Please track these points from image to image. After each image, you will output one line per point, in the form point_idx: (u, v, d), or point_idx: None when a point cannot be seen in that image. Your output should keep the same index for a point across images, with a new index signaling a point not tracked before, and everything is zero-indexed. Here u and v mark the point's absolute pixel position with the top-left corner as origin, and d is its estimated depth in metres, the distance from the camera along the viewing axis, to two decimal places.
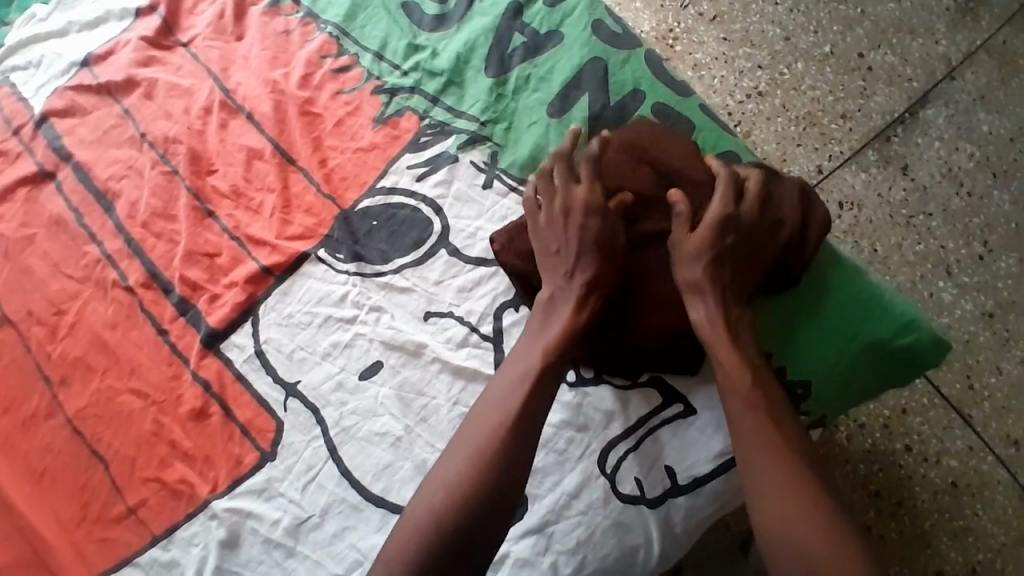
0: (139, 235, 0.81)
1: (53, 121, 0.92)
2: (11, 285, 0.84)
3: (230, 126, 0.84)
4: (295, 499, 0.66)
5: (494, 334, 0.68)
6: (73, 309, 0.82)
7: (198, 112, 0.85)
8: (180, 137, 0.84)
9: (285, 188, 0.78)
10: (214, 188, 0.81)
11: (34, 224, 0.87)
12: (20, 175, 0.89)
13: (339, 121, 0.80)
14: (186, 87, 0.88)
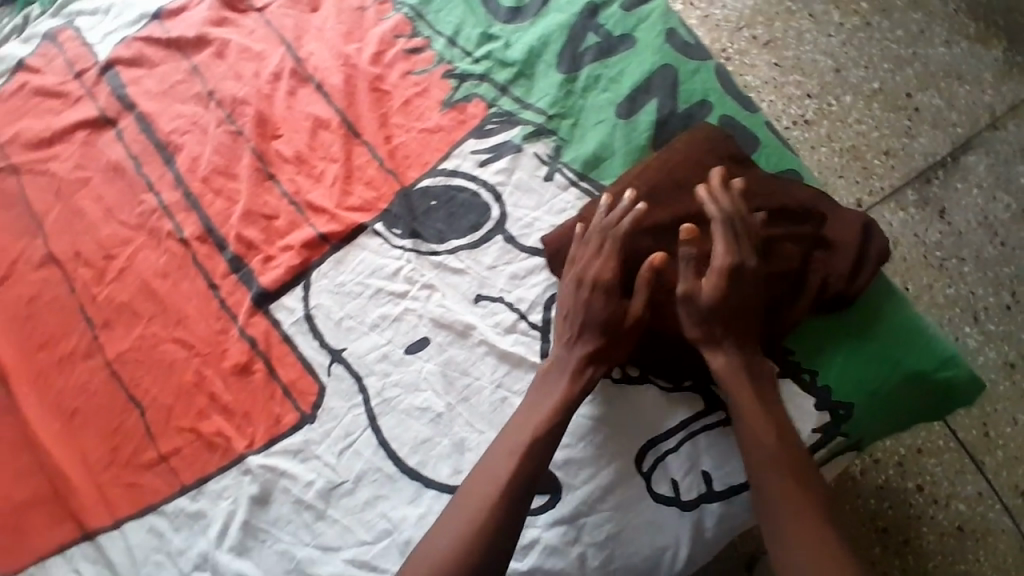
0: (199, 190, 0.83)
1: (119, 69, 0.93)
2: (61, 225, 0.85)
3: (298, 95, 0.85)
4: (330, 464, 0.67)
5: (543, 323, 0.69)
6: (123, 255, 0.83)
7: (268, 77, 0.87)
8: (248, 100, 0.86)
9: (348, 159, 0.79)
10: (279, 151, 0.82)
11: (90, 168, 0.88)
12: (81, 118, 0.91)
13: (407, 100, 0.82)
14: (258, 52, 0.90)
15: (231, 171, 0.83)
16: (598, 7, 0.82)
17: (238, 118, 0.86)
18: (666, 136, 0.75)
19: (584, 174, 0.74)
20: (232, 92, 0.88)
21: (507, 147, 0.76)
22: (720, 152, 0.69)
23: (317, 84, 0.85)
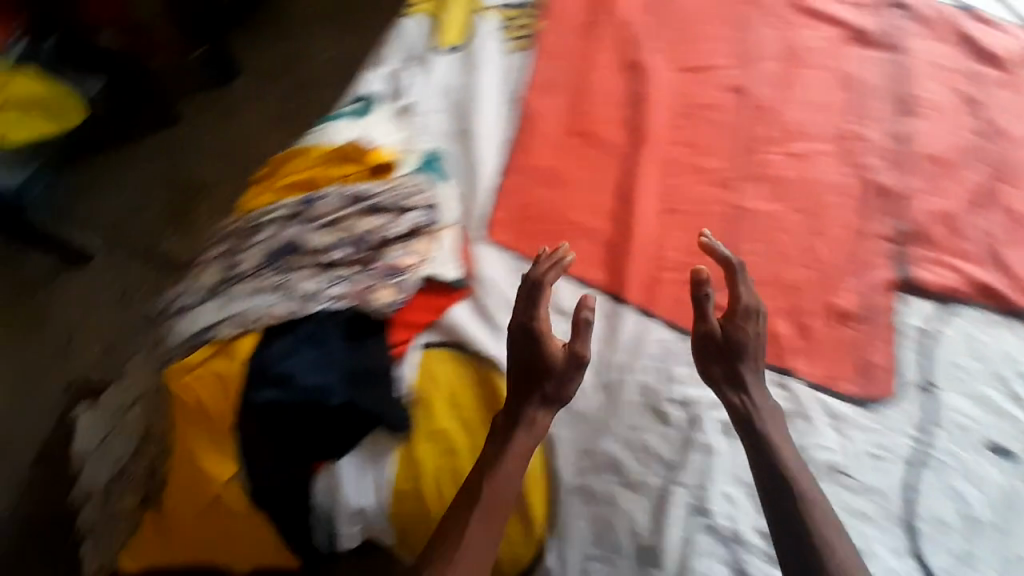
0: (652, 198, 1.02)
1: (620, 70, 1.12)
2: (526, 164, 1.08)
3: (772, 169, 1.02)
4: (687, 476, 0.88)
5: (892, 461, 0.86)
6: (568, 213, 1.04)
7: (769, 152, 1.03)
8: (724, 153, 1.04)
9: (784, 237, 0.98)
10: (706, 164, 1.04)
11: (559, 129, 1.09)
12: (568, 90, 1.12)
13: (899, 240, 0.97)
14: (762, 124, 1.06)
15: (660, 157, 1.04)
16: None
17: (677, 119, 1.07)
18: None
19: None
20: (680, 96, 1.09)
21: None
22: None
23: (754, 124, 1.06)
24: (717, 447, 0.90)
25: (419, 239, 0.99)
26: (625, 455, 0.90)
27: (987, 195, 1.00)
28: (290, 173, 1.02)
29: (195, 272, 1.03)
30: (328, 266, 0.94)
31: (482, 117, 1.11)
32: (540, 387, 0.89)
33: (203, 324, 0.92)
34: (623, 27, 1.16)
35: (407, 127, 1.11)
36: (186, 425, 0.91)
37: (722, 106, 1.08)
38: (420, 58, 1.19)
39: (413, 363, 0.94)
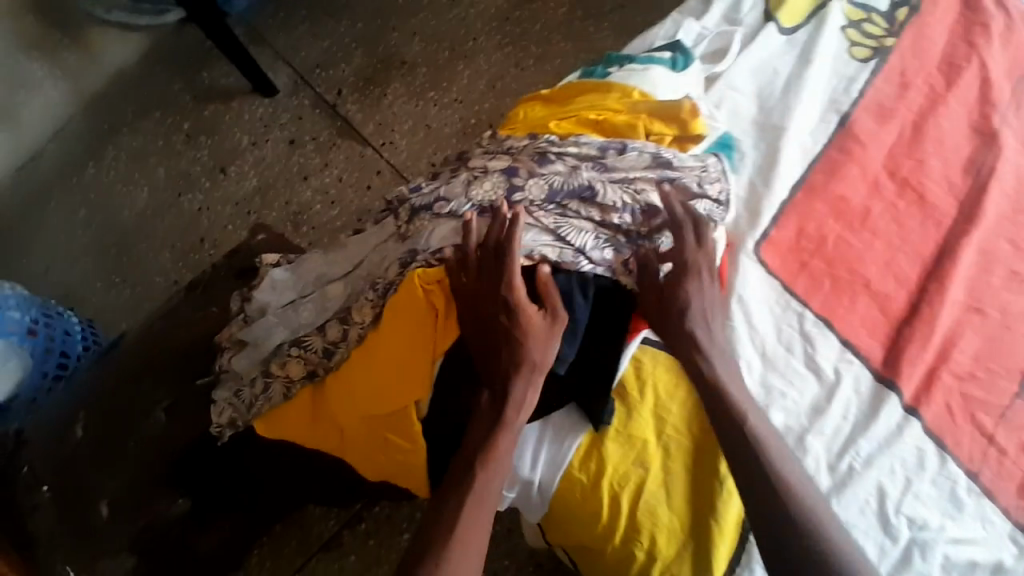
0: (957, 287, 0.89)
1: (961, 131, 0.99)
2: (830, 190, 0.94)
3: None
4: None
5: None
6: (859, 263, 0.91)
7: None
8: None
9: None
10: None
11: (877, 166, 0.95)
12: (899, 128, 0.98)
13: None
14: None
15: (980, 246, 0.92)
16: None
17: (1009, 215, 0.95)
18: None
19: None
20: (1017, 191, 0.97)
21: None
22: None
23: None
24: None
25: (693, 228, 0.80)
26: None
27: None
28: (592, 105, 0.90)
29: (441, 170, 0.89)
30: (602, 224, 0.80)
31: (795, 120, 0.97)
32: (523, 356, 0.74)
33: (455, 232, 0.79)
34: (984, 85, 1.01)
35: (710, 96, 0.98)
36: (389, 325, 0.79)
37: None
38: (742, 27, 1.04)
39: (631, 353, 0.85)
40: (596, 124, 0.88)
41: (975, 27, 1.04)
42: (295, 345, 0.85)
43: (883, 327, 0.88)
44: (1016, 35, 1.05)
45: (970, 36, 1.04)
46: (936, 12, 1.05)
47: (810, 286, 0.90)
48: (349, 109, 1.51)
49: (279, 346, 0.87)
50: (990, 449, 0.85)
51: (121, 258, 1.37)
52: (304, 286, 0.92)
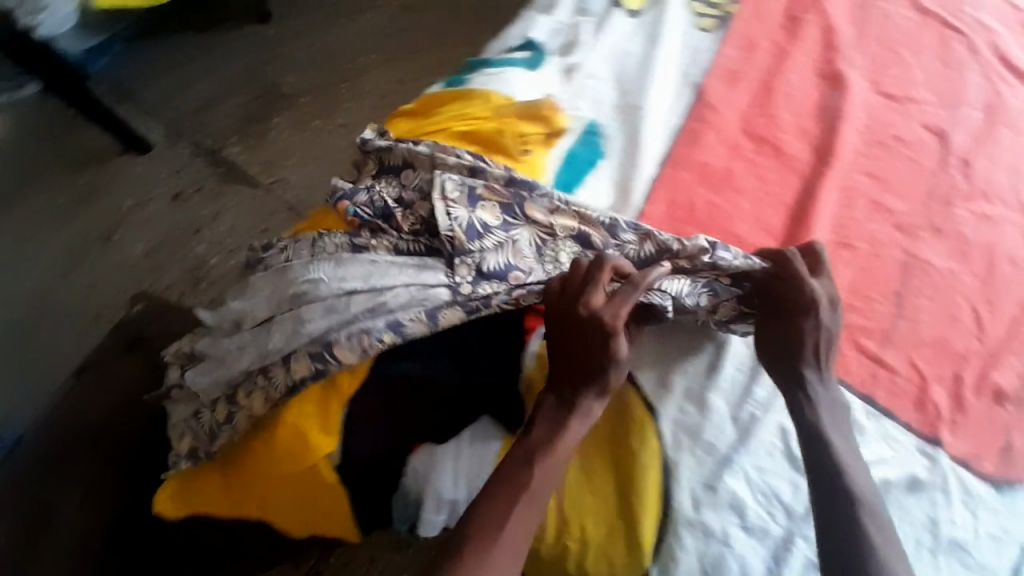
0: (821, 227, 0.94)
1: (808, 79, 1.02)
2: (688, 159, 0.99)
3: (952, 225, 0.94)
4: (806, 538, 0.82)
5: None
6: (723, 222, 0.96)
7: (952, 207, 0.95)
8: (905, 197, 0.95)
9: (950, 303, 0.91)
10: (890, 203, 0.95)
11: (729, 127, 1.00)
12: (749, 88, 1.02)
13: None
14: (950, 175, 0.97)
15: (840, 185, 0.96)
16: None
17: (864, 148, 0.98)
18: None
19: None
20: (871, 124, 1.00)
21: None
22: None
23: (946, 172, 0.97)
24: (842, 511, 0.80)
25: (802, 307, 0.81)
26: (748, 496, 0.83)
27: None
28: (456, 116, 0.87)
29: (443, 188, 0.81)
30: (692, 271, 0.81)
31: (653, 100, 1.01)
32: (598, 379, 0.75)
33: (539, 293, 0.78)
34: (826, 31, 1.05)
35: (569, 89, 1.00)
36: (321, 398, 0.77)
37: (915, 144, 0.99)
38: (591, 17, 1.06)
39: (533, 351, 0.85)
40: (464, 136, 0.85)
41: None
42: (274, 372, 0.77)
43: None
44: None
45: None
46: None
47: None
48: (233, 153, 1.47)
49: (258, 368, 0.79)
50: (880, 372, 0.87)
51: (14, 347, 1.30)
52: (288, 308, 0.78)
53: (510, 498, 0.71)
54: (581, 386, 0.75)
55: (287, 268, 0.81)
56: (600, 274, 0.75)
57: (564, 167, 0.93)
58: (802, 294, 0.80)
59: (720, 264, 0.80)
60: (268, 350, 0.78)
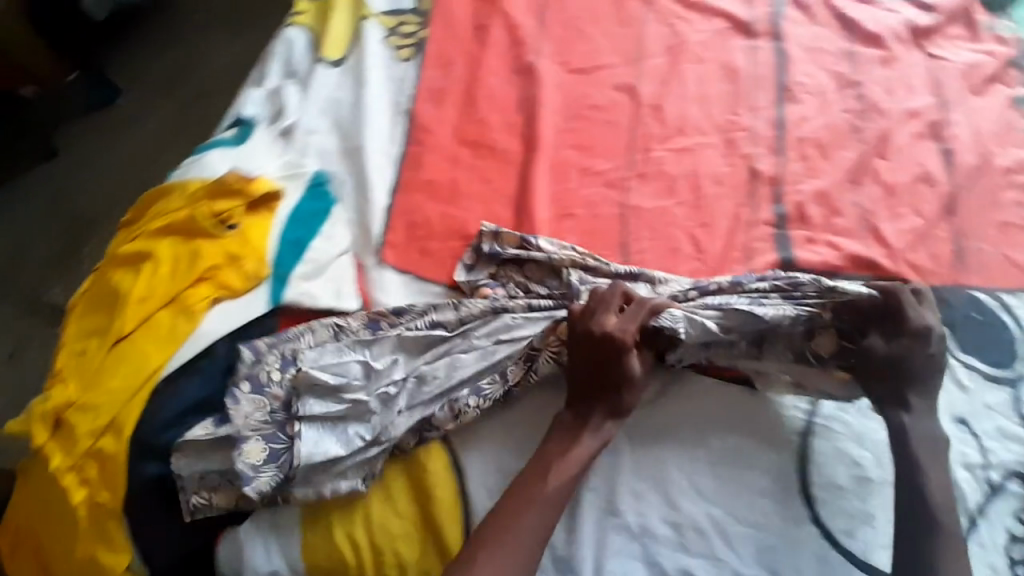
0: (541, 204, 1.03)
1: (505, 75, 1.12)
2: (415, 178, 1.06)
3: (654, 166, 1.04)
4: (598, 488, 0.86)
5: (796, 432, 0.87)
6: (455, 224, 1.03)
7: (651, 150, 1.05)
8: (609, 155, 1.05)
9: (667, 234, 0.99)
10: (597, 166, 1.05)
11: (445, 138, 1.08)
12: (455, 99, 1.11)
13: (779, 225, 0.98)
14: (645, 121, 1.06)
15: (552, 163, 1.06)
16: None
17: (565, 124, 1.08)
18: None
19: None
20: (568, 100, 1.09)
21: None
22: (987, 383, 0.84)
23: (641, 121, 1.06)
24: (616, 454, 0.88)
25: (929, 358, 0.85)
26: None
27: (862, 173, 1.01)
28: (162, 211, 0.94)
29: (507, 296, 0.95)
30: (766, 291, 0.89)
31: (370, 135, 1.08)
32: (620, 400, 0.85)
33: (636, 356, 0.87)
34: (512, 29, 1.14)
35: (289, 149, 1.08)
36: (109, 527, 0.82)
37: (609, 106, 1.08)
38: (297, 76, 1.14)
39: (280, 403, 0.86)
40: (166, 230, 0.92)
41: None
42: (300, 495, 0.82)
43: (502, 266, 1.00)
44: None
45: None
46: None
47: (438, 264, 1.01)
48: (53, 293, 1.51)
49: (276, 421, 0.83)
50: None
51: None
52: (374, 397, 0.84)
53: (530, 516, 0.78)
54: (619, 407, 0.85)
55: (293, 363, 0.86)
56: (615, 298, 0.87)
57: (290, 223, 0.98)
58: (883, 332, 0.86)
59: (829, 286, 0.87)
60: (314, 450, 0.80)
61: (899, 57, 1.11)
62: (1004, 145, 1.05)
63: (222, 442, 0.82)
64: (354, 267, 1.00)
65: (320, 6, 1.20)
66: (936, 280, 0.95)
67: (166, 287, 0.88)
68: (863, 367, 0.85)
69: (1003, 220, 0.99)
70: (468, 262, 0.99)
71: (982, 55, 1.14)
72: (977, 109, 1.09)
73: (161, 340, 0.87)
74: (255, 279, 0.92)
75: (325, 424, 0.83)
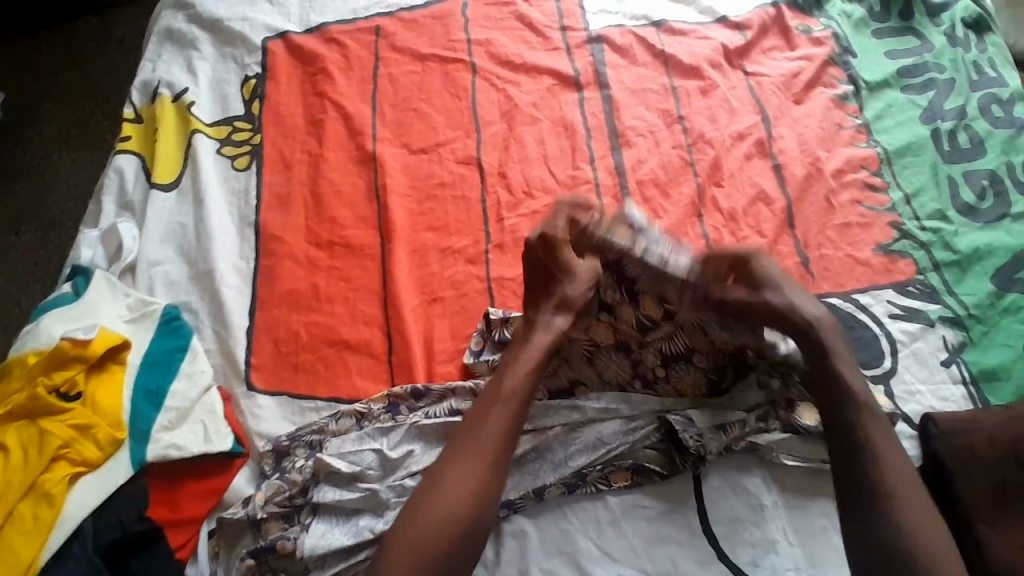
0: (406, 292, 1.02)
1: (348, 167, 1.10)
2: (271, 291, 1.02)
3: (510, 232, 1.05)
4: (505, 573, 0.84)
5: (693, 478, 0.90)
6: (324, 331, 1.00)
7: (503, 217, 1.06)
8: (464, 230, 1.06)
9: None
10: (454, 244, 1.05)
11: (297, 243, 1.06)
12: (302, 200, 1.08)
13: None
14: (492, 191, 1.08)
15: (409, 250, 1.05)
16: (918, 249, 1.04)
17: (417, 207, 1.08)
18: (997, 373, 0.96)
19: (976, 378, 0.96)
20: (415, 182, 1.10)
21: (926, 323, 0.99)
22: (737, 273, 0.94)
23: (489, 190, 1.08)
24: (526, 532, 0.86)
25: None
26: None
27: (703, 203, 1.06)
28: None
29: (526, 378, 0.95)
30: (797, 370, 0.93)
31: (218, 255, 1.04)
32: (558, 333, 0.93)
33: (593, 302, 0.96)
34: (346, 120, 1.14)
35: (136, 288, 1.02)
36: None
37: (456, 181, 1.09)
38: (133, 207, 1.08)
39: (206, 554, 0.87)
40: (10, 414, 0.84)
41: (317, 78, 1.17)
42: None
43: (376, 366, 0.98)
44: (349, 61, 1.19)
45: (316, 89, 1.16)
46: (281, 87, 1.17)
47: (312, 378, 0.97)
48: None
49: (286, 534, 0.86)
50: None
51: None
52: (389, 487, 0.87)
53: (487, 416, 0.83)
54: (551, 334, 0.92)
55: (278, 483, 0.89)
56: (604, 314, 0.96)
57: (143, 371, 0.92)
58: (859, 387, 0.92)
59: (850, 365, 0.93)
60: (317, 542, 0.84)
61: (718, 83, 1.15)
62: (830, 149, 1.12)
63: (254, 540, 0.87)
64: (222, 399, 0.95)
65: (147, 127, 1.15)
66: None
67: (20, 476, 0.80)
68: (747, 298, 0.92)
69: (842, 222, 1.05)
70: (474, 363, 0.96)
71: (799, 62, 1.19)
72: (800, 117, 1.14)
73: (30, 532, 0.78)
74: (114, 444, 0.85)
75: (337, 516, 0.87)
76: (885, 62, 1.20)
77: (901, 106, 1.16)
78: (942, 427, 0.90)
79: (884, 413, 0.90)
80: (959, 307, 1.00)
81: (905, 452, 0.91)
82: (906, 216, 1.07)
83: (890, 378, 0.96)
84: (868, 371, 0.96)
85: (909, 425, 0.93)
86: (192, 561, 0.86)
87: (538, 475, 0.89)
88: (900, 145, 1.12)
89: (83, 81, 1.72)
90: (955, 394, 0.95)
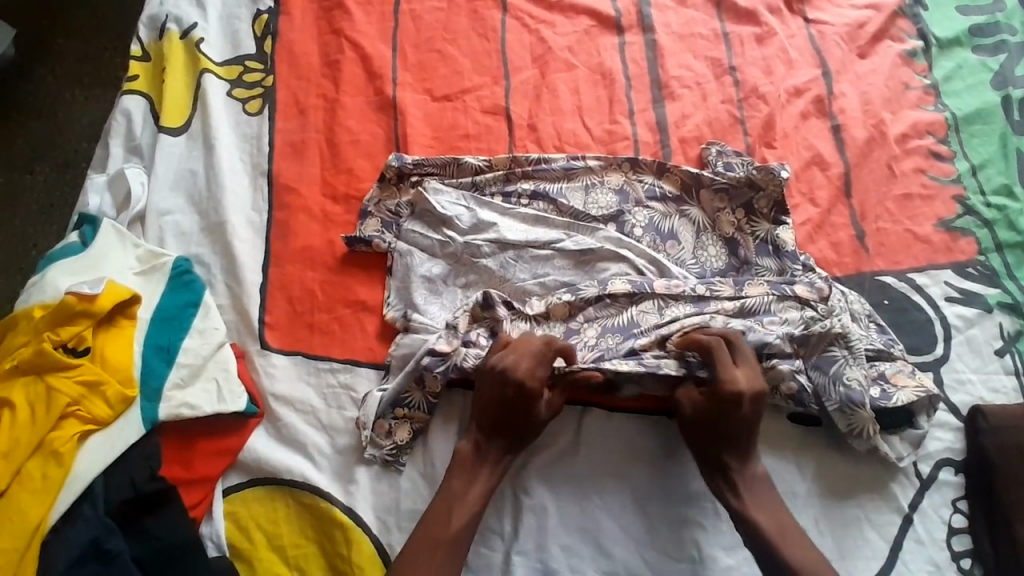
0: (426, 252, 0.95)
1: (367, 115, 1.03)
2: (286, 246, 0.97)
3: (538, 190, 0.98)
4: (515, 537, 0.81)
5: None
6: (340, 292, 0.95)
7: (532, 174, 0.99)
8: None
9: None
10: None
11: (312, 196, 1.00)
12: (319, 150, 1.02)
13: (669, 231, 0.94)
14: (519, 146, 1.00)
15: None
16: (981, 227, 0.95)
17: None
18: None
19: None
20: (438, 132, 1.02)
21: (983, 309, 0.91)
22: (768, 195, 0.93)
23: (518, 144, 1.00)
24: (547, 507, 0.83)
25: (926, 410, 0.84)
26: None
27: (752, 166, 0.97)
28: (9, 348, 0.83)
29: (633, 199, 0.95)
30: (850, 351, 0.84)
31: (230, 206, 0.98)
32: (655, 244, 0.93)
33: (665, 224, 0.94)
34: (365, 62, 1.05)
35: (145, 238, 0.97)
36: None
37: (481, 134, 1.01)
38: (141, 150, 1.02)
39: (222, 511, 0.85)
40: (17, 369, 0.81)
41: (335, 14, 1.08)
42: (302, 535, 0.85)
43: (390, 328, 0.93)
44: None
45: (333, 26, 1.07)
46: (296, 24, 1.08)
47: (326, 338, 0.93)
48: None
49: (340, 492, 0.86)
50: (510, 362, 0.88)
51: None
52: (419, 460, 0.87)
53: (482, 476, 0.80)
54: (629, 209, 0.94)
55: (304, 446, 0.88)
56: (702, 223, 0.95)
57: (154, 326, 0.89)
58: (908, 375, 0.84)
59: (894, 349, 0.86)
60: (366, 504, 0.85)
61: (775, 31, 1.05)
62: (895, 111, 1.01)
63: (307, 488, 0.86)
64: (235, 357, 0.92)
65: (156, 66, 1.08)
66: (841, 270, 0.92)
67: (28, 435, 0.78)
68: (762, 225, 0.93)
69: (902, 193, 0.96)
70: (595, 161, 0.97)
71: (866, 11, 1.07)
72: (864, 74, 1.03)
73: (40, 490, 0.77)
74: (123, 402, 0.82)
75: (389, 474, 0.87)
76: (958, 17, 1.08)
77: (973, 68, 1.04)
78: (999, 424, 0.83)
79: (926, 394, 0.83)
80: (1020, 293, 0.92)
81: (949, 444, 0.86)
82: (970, 190, 0.97)
83: (941, 366, 0.89)
84: (916, 357, 0.89)
85: (954, 417, 0.87)
86: (206, 519, 0.85)
87: (565, 428, 0.86)
88: (969, 111, 1.01)
89: (96, 14, 1.63)
90: (1007, 386, 0.88)
